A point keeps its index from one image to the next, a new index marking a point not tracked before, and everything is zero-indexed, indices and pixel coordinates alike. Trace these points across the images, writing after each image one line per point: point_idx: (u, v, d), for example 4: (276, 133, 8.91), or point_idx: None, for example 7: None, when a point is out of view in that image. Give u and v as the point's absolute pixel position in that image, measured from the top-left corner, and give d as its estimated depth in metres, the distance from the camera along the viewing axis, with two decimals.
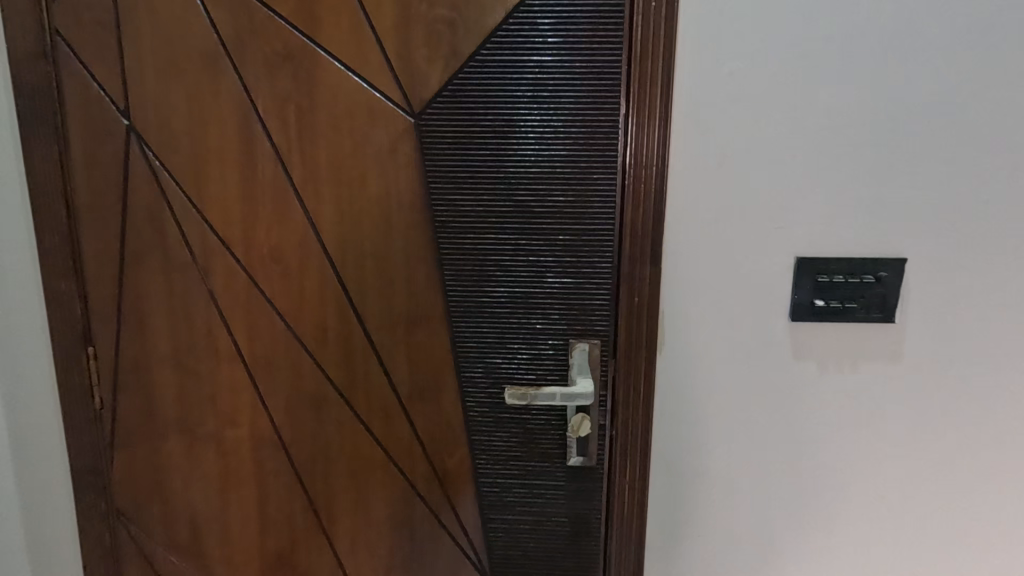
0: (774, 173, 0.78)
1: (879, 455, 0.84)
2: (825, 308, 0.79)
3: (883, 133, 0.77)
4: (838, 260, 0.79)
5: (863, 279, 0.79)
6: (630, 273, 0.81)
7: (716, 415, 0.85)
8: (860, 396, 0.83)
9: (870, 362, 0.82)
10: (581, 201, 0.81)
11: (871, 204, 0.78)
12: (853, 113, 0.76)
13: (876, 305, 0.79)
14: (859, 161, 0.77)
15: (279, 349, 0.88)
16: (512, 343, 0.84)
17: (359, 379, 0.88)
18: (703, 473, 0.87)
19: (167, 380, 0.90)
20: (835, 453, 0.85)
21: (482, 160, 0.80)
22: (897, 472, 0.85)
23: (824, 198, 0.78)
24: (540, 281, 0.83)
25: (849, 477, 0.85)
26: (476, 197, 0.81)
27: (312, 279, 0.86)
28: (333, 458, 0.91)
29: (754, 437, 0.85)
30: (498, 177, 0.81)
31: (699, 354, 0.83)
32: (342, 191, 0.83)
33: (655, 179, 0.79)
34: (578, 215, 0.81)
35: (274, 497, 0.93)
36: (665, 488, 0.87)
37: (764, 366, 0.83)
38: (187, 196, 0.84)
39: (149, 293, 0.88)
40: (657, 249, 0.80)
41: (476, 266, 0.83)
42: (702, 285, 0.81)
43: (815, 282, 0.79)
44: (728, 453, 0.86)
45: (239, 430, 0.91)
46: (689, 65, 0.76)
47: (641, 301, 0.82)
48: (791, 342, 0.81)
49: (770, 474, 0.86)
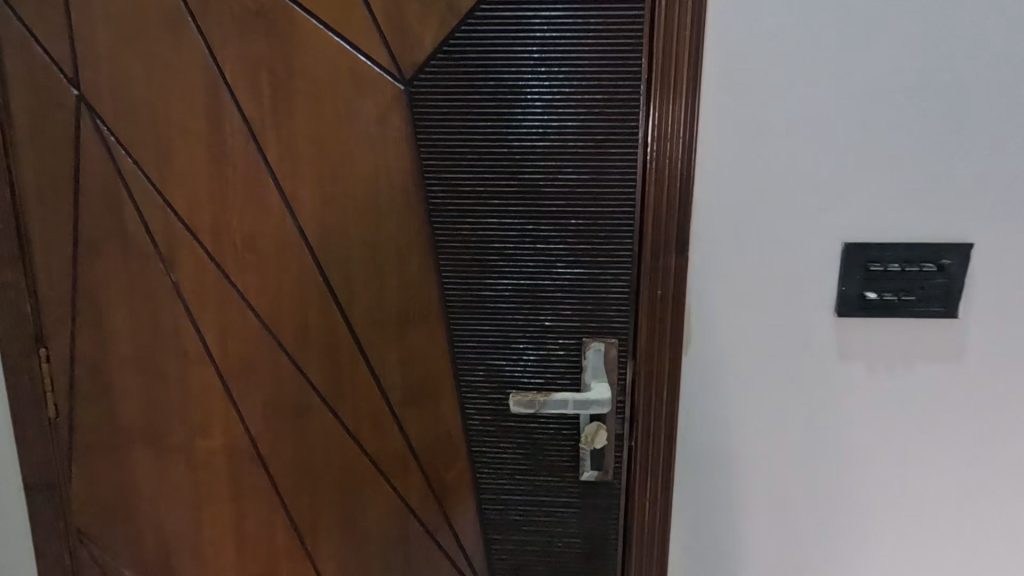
0: (821, 147, 0.67)
1: (933, 467, 0.74)
2: (877, 301, 0.69)
3: (955, 97, 0.65)
4: (893, 247, 0.68)
5: (923, 268, 0.68)
6: (652, 263, 0.71)
7: (748, 423, 0.75)
8: (916, 401, 0.73)
9: (926, 363, 0.71)
10: (597, 181, 0.71)
11: (935, 181, 0.67)
12: (920, 74, 0.65)
13: (937, 298, 0.68)
14: (925, 131, 0.66)
15: (253, 351, 0.78)
16: (518, 343, 0.74)
17: (345, 384, 0.78)
18: (734, 486, 0.77)
19: (129, 385, 0.80)
20: (884, 465, 0.75)
21: (482, 133, 0.70)
22: (953, 486, 0.75)
23: (879, 174, 0.67)
24: (549, 272, 0.73)
25: (900, 492, 0.75)
26: (477, 177, 0.71)
27: (290, 272, 0.75)
28: (318, 473, 0.81)
29: (791, 447, 0.75)
30: (502, 154, 0.70)
31: (730, 356, 0.73)
32: (322, 171, 0.72)
33: (682, 157, 0.69)
34: (593, 198, 0.71)
35: (252, 515, 0.83)
36: (691, 504, 0.78)
37: (805, 368, 0.73)
38: (147, 178, 0.74)
39: (108, 287, 0.78)
40: (683, 236, 0.70)
41: (477, 255, 0.73)
42: (736, 275, 0.71)
43: (866, 272, 0.69)
44: (762, 465, 0.76)
45: (211, 440, 0.81)
46: (724, 19, 0.65)
47: (664, 293, 0.72)
48: (838, 341, 0.71)
49: (809, 489, 0.76)
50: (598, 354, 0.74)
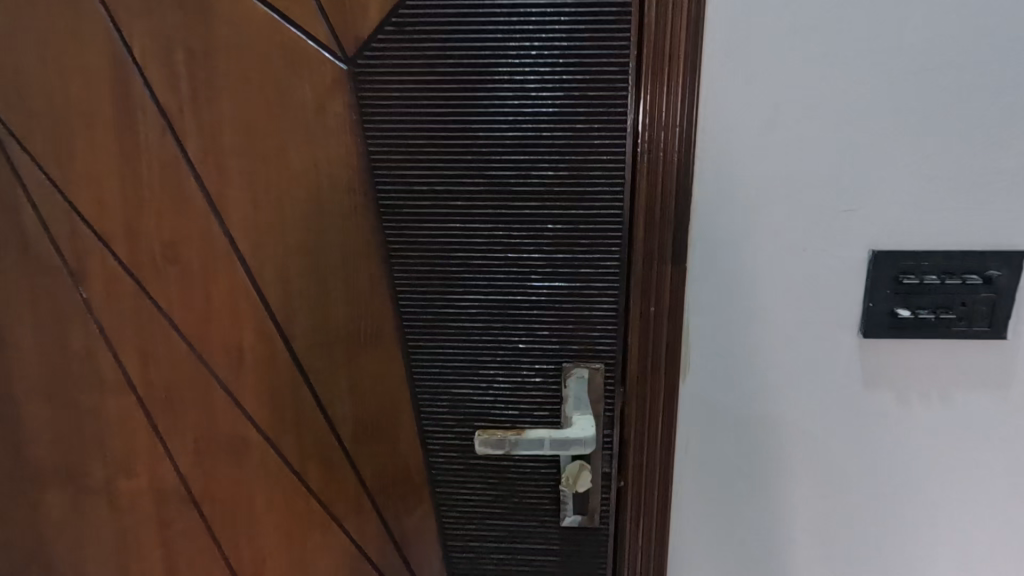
0: (841, 138, 0.57)
1: (964, 506, 0.65)
2: (910, 320, 0.59)
3: (997, 79, 0.55)
4: (929, 256, 0.58)
5: (966, 280, 0.58)
6: (644, 274, 0.61)
7: (754, 457, 0.65)
8: (949, 432, 0.63)
9: (964, 392, 0.62)
10: (578, 178, 0.59)
11: (973, 180, 0.57)
12: (957, 51, 0.55)
13: (981, 315, 0.59)
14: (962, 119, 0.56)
15: (180, 379, 0.67)
16: (487, 368, 0.63)
17: (288, 416, 0.67)
18: (737, 528, 0.67)
19: (40, 418, 0.69)
20: (908, 505, 0.65)
21: (442, 122, 0.59)
22: (986, 526, 0.65)
23: (908, 171, 0.57)
24: (523, 286, 0.62)
25: (928, 535, 0.66)
26: (437, 174, 0.60)
27: (219, 287, 0.64)
28: (259, 517, 0.70)
29: (803, 485, 0.65)
30: (466, 147, 0.59)
31: (735, 381, 0.63)
32: (254, 168, 0.61)
33: (677, 150, 0.58)
34: (574, 198, 0.60)
35: (187, 563, 0.72)
36: (689, 548, 0.68)
37: (819, 395, 0.63)
38: (49, 176, 0.63)
39: (8, 305, 0.66)
40: (679, 243, 0.60)
41: (437, 266, 0.62)
42: (743, 288, 0.61)
43: (897, 284, 0.59)
44: (769, 505, 0.66)
45: (135, 480, 0.70)
46: None
47: (658, 310, 0.61)
48: (860, 364, 0.62)
49: (822, 531, 0.67)
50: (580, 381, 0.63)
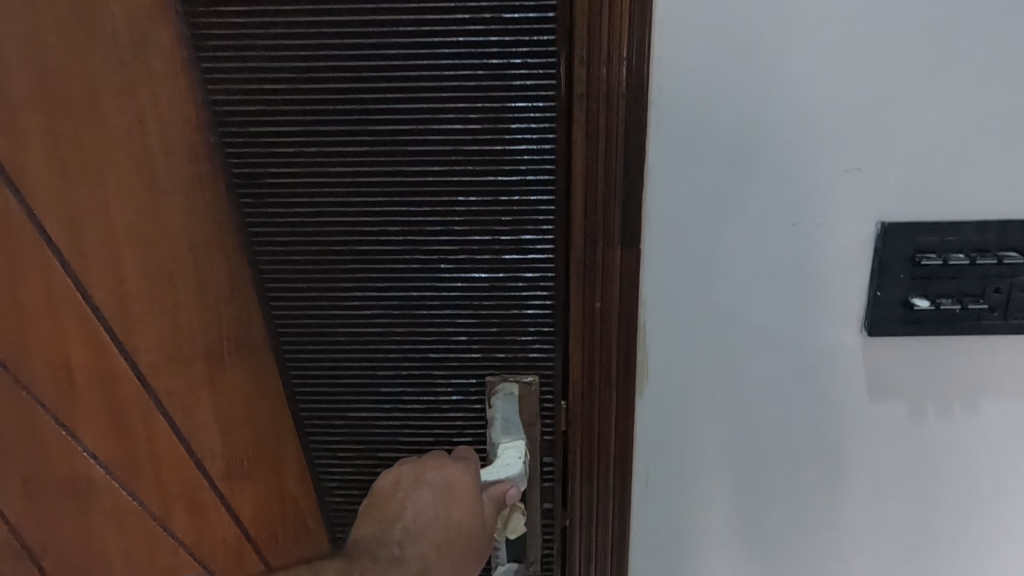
0: (844, 77, 0.43)
1: (972, 533, 0.55)
2: (929, 312, 0.47)
3: None
4: (957, 229, 0.45)
5: (1002, 261, 0.45)
6: (586, 259, 0.48)
7: (725, 480, 0.54)
8: (966, 449, 0.51)
9: (992, 398, 0.50)
10: (490, 142, 0.46)
11: (1014, 128, 0.43)
12: None
13: (1019, 305, 0.46)
14: (1006, 47, 0.42)
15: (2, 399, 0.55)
16: (395, 381, 0.54)
17: (139, 447, 0.57)
18: (705, 560, 0.57)
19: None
20: (905, 532, 0.55)
21: (307, 70, 0.44)
22: (1000, 555, 0.55)
23: (928, 121, 0.44)
24: (434, 283, 0.50)
25: (931, 565, 0.56)
26: (308, 142, 0.46)
27: (31, 292, 0.52)
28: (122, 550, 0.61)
29: (778, 513, 0.55)
30: (343, 104, 0.45)
31: (695, 396, 0.51)
32: (58, 137, 0.48)
33: (624, 96, 0.44)
34: (483, 168, 0.46)
35: None
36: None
37: (805, 407, 0.51)
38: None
39: None
40: (628, 221, 0.46)
41: (319, 268, 0.50)
42: (714, 276, 0.48)
43: (913, 268, 0.46)
44: (740, 534, 0.56)
45: None
46: None
47: (605, 306, 0.49)
48: (862, 368, 0.49)
49: (798, 564, 0.57)
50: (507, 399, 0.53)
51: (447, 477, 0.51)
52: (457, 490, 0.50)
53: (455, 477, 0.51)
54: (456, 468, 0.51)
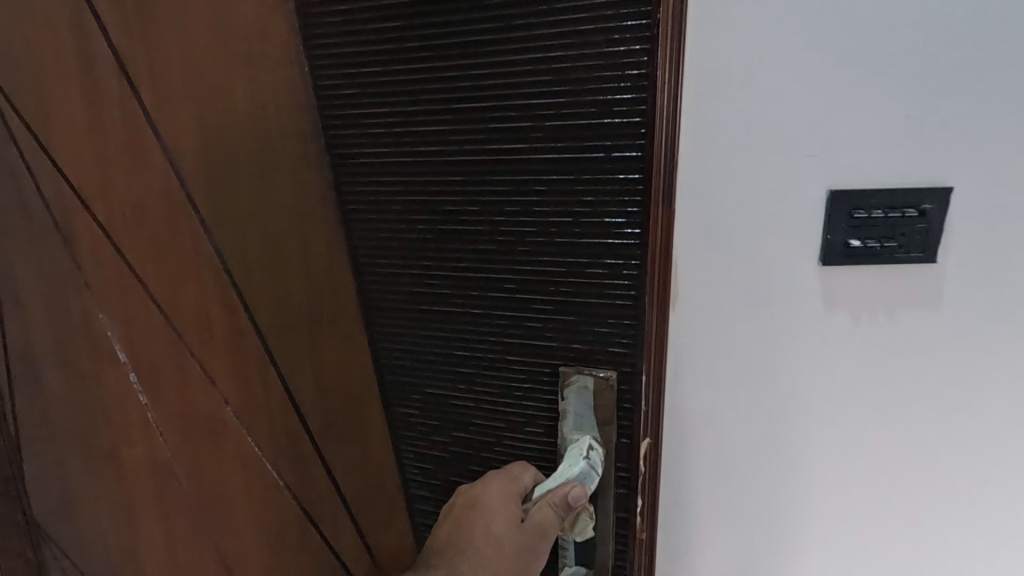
0: (801, 101, 0.68)
1: (908, 412, 0.78)
2: (861, 249, 0.71)
3: (926, 49, 0.66)
4: (877, 192, 0.69)
5: (904, 214, 0.69)
6: (654, 222, 0.70)
7: (733, 371, 0.78)
8: (895, 349, 0.76)
9: (906, 308, 0.74)
10: (582, 164, 0.71)
11: (910, 127, 0.68)
12: (894, 30, 0.66)
13: (917, 244, 0.70)
14: (900, 84, 0.67)
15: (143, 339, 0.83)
16: (502, 332, 0.83)
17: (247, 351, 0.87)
18: (719, 435, 0.82)
19: (60, 399, 0.83)
20: (858, 415, 0.79)
21: (467, 128, 0.76)
22: (932, 430, 0.79)
23: (861, 129, 0.68)
24: (526, 259, 0.78)
25: (876, 440, 0.80)
26: (450, 167, 0.79)
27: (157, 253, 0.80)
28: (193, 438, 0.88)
29: (771, 399, 0.79)
30: (483, 141, 0.76)
31: (709, 313, 0.76)
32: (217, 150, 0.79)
33: (666, 111, 0.67)
34: (574, 199, 0.73)
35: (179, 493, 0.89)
36: (681, 452, 0.83)
37: (785, 315, 0.75)
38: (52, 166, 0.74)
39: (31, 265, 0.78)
40: (668, 192, 0.69)
41: (455, 246, 0.82)
42: (723, 224, 0.73)
43: (850, 219, 0.70)
44: (743, 413, 0.80)
45: (133, 450, 0.86)
46: None
47: (655, 251, 0.71)
48: (820, 289, 0.74)
49: (783, 441, 0.81)
50: (584, 392, 0.79)
51: (484, 492, 0.81)
52: (488, 499, 0.80)
53: (488, 491, 0.81)
54: (488, 489, 0.82)
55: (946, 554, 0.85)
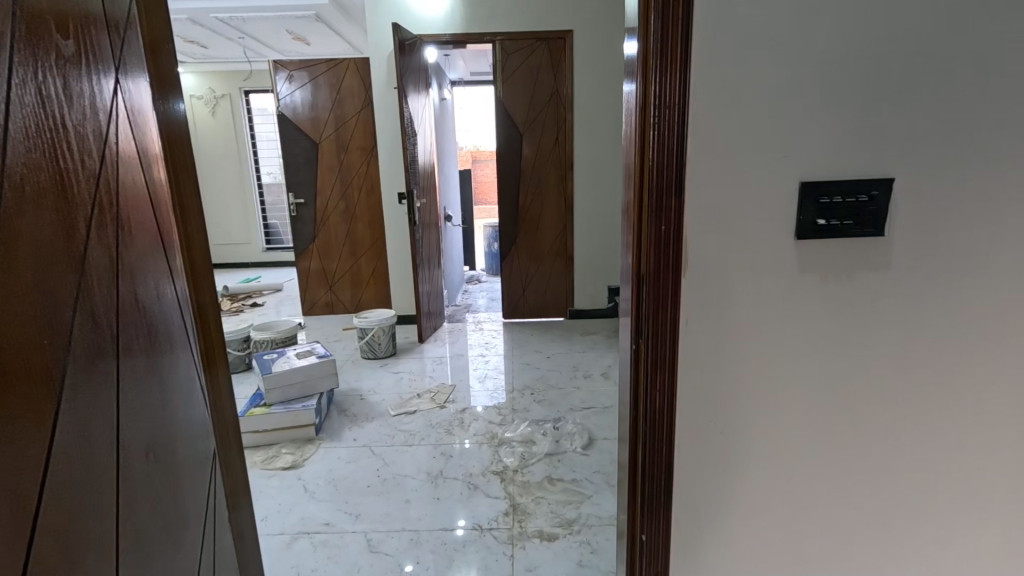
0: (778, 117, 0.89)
1: (872, 355, 1.00)
2: (825, 225, 0.93)
3: (872, 79, 0.88)
4: (837, 182, 0.92)
5: (858, 199, 0.92)
6: (657, 204, 0.91)
7: (736, 326, 0.97)
8: (858, 304, 0.97)
9: (863, 272, 0.96)
10: None
11: (870, 131, 0.90)
12: (847, 65, 0.88)
13: (870, 221, 0.93)
14: (851, 104, 0.89)
15: (77, 355, 0.70)
16: None
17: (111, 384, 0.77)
18: (724, 381, 1.00)
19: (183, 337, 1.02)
20: (831, 357, 1.00)
21: None
22: (889, 367, 1.00)
23: (823, 133, 0.90)
24: None
25: (849, 381, 1.01)
26: None
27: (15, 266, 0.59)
28: (67, 502, 0.65)
29: (765, 349, 0.99)
30: None
31: (708, 283, 0.95)
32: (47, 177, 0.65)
33: (676, 127, 0.88)
34: None
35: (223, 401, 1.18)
36: (691, 396, 1.01)
37: (775, 280, 0.96)
38: (118, 162, 0.84)
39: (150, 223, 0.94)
40: (678, 183, 0.90)
41: None
42: (721, 210, 0.92)
43: (818, 203, 0.92)
44: (743, 362, 0.99)
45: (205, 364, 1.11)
46: (706, 22, 0.85)
47: (668, 229, 0.92)
48: (799, 256, 0.95)
49: (775, 383, 1.01)
50: None
51: None
52: None
53: None
54: None
55: (908, 470, 1.05)
